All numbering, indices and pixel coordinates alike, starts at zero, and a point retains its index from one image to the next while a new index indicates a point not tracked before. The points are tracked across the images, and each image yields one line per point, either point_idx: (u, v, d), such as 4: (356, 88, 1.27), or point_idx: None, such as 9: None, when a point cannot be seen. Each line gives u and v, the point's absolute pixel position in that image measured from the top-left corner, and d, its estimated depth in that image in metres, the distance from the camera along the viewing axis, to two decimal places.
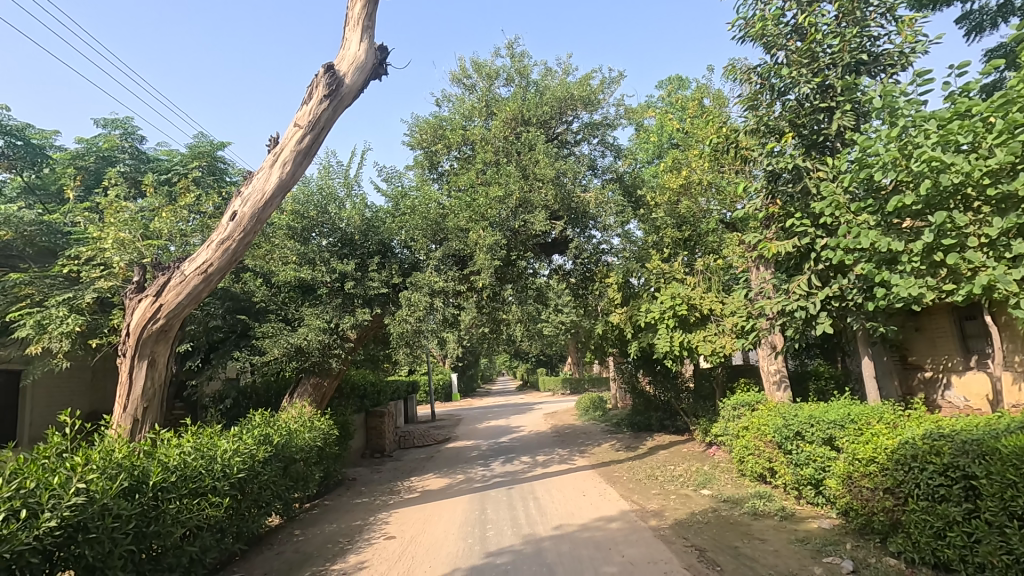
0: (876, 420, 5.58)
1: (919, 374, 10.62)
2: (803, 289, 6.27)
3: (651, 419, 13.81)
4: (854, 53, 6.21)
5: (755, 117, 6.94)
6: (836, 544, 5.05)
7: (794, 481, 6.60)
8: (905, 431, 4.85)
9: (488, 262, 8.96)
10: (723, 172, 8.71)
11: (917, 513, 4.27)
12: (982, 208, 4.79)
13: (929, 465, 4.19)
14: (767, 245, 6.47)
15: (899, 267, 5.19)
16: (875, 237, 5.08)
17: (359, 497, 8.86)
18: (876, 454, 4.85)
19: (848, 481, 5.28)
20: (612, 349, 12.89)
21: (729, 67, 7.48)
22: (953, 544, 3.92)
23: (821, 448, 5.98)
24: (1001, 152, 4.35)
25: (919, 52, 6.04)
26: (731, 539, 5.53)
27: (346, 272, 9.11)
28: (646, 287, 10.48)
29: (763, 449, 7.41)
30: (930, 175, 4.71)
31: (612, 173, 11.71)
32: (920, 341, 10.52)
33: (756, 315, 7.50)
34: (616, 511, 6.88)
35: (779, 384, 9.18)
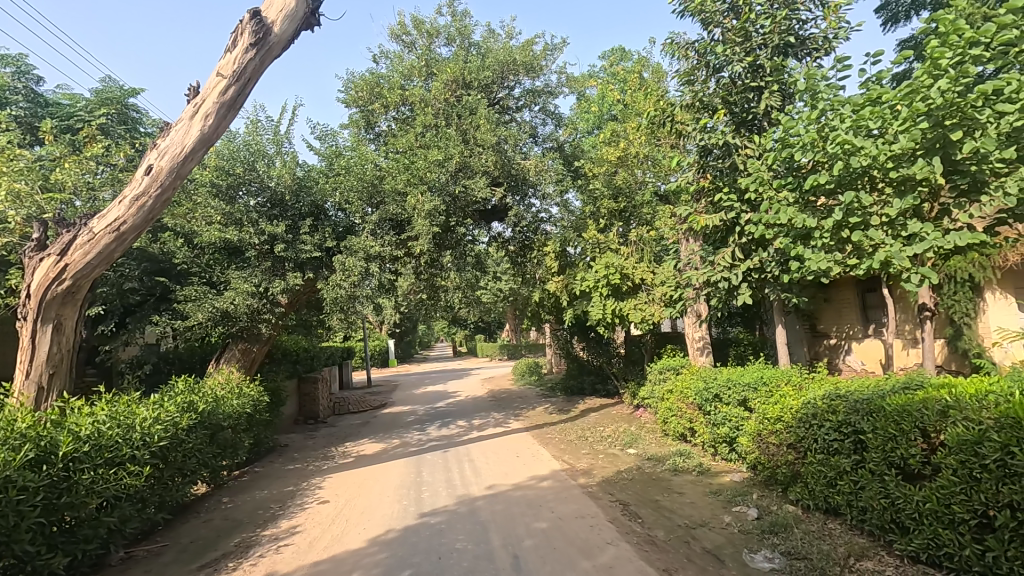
0: (785, 381, 6.08)
1: (825, 341, 11.62)
2: (727, 261, 6.68)
3: (584, 382, 14.34)
4: (783, 35, 6.48)
5: (691, 92, 7.17)
6: (744, 494, 5.53)
7: (711, 439, 7.13)
8: (808, 393, 5.32)
9: (427, 228, 8.86)
10: (659, 145, 9.10)
11: (814, 465, 4.75)
12: (885, 189, 5.15)
13: (827, 422, 4.64)
14: (697, 219, 6.81)
15: (812, 243, 5.57)
16: (792, 214, 5.46)
17: (292, 463, 8.75)
18: (783, 414, 5.31)
19: (758, 438, 5.77)
20: (548, 316, 13.18)
21: (668, 41, 7.60)
22: (842, 491, 4.41)
23: (736, 408, 6.47)
24: (904, 139, 4.69)
25: (841, 39, 6.38)
26: (653, 494, 5.93)
27: (276, 234, 8.72)
28: (583, 256, 10.77)
29: (685, 410, 7.91)
30: (842, 157, 5.07)
31: (553, 142, 11.77)
32: (828, 311, 11.48)
33: (684, 285, 7.92)
34: (548, 471, 7.18)
35: (702, 350, 9.72)
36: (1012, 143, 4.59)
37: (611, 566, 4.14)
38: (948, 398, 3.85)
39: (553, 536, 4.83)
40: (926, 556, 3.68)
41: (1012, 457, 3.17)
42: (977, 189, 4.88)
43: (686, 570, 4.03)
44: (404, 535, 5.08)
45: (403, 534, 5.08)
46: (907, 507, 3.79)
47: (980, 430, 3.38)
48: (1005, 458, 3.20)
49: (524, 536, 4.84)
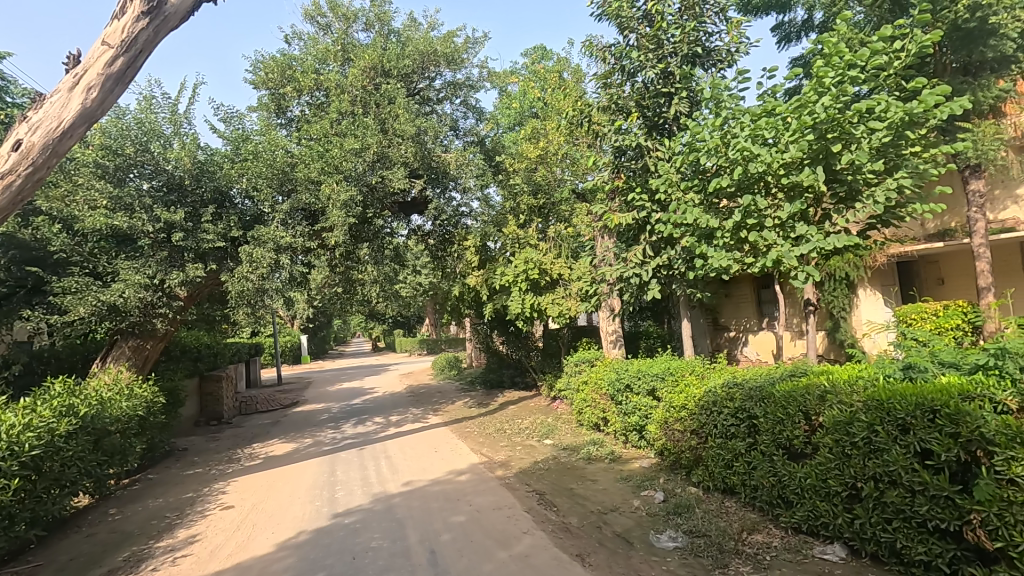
0: (689, 371, 6.49)
1: (726, 334, 12.54)
2: (639, 258, 7.02)
3: (503, 376, 14.49)
4: (691, 45, 6.87)
5: (608, 94, 7.43)
6: (652, 479, 5.85)
7: (622, 427, 7.47)
8: (709, 382, 5.71)
9: (342, 219, 8.57)
10: (577, 144, 9.36)
11: (714, 449, 5.12)
12: (778, 194, 5.61)
13: (725, 409, 5.01)
14: (611, 217, 7.11)
15: (714, 242, 5.97)
16: (697, 215, 5.84)
17: (191, 468, 8.14)
18: (687, 402, 5.68)
19: (664, 425, 6.11)
20: (468, 310, 13.19)
21: (586, 43, 7.82)
22: (738, 472, 4.79)
23: (645, 398, 6.82)
24: (794, 148, 5.14)
25: (742, 52, 6.87)
26: (567, 482, 6.13)
27: (173, 221, 8.04)
28: (502, 251, 10.87)
29: (598, 401, 8.22)
30: (742, 163, 5.48)
31: (474, 136, 11.72)
32: (728, 306, 12.38)
33: (599, 280, 8.24)
34: (465, 465, 7.20)
35: (615, 342, 10.12)
36: (880, 157, 5.17)
37: (527, 555, 4.23)
38: (826, 384, 4.28)
39: (470, 529, 4.85)
40: (807, 527, 4.09)
41: (876, 435, 3.59)
42: (852, 197, 5.43)
43: (597, 554, 4.20)
44: (316, 537, 4.90)
45: (315, 536, 4.90)
46: (791, 483, 4.20)
47: (851, 412, 3.80)
48: (871, 435, 3.62)
49: (441, 531, 4.84)
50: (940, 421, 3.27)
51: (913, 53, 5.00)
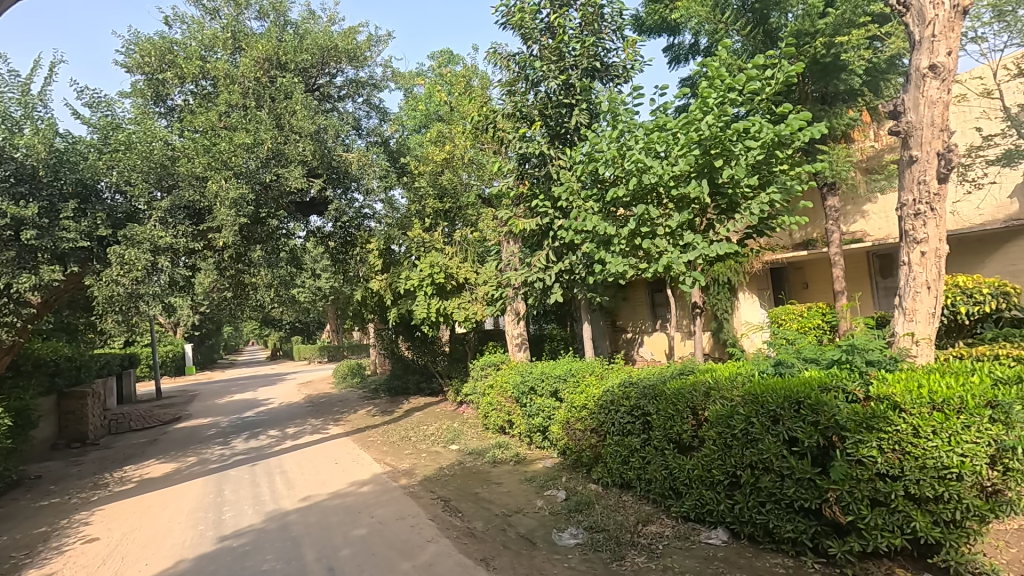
0: (589, 372, 6.74)
1: (624, 335, 13.21)
2: (542, 262, 7.22)
3: (408, 382, 14.20)
4: (591, 59, 7.18)
5: (513, 102, 7.56)
6: (555, 478, 6.00)
7: (526, 429, 7.60)
8: (608, 382, 5.97)
9: (231, 218, 7.97)
10: (483, 150, 9.43)
11: (612, 446, 5.36)
12: (668, 205, 6.01)
13: (622, 407, 5.25)
14: (515, 223, 7.24)
15: (612, 248, 6.27)
16: (596, 222, 6.11)
17: (46, 498, 7.14)
18: (587, 402, 5.89)
19: (566, 426, 6.30)
20: (371, 315, 12.79)
21: (491, 50, 7.91)
22: (634, 467, 5.05)
23: (548, 400, 6.99)
24: (682, 162, 5.54)
25: (636, 70, 7.28)
26: (473, 487, 6.12)
27: (24, 217, 7.03)
28: (407, 255, 10.67)
29: (503, 404, 8.31)
30: (637, 174, 5.81)
31: (378, 136, 11.39)
32: (626, 308, 13.06)
33: (504, 284, 8.34)
34: (368, 475, 6.96)
35: (520, 345, 10.27)
36: (756, 173, 5.70)
37: (431, 564, 4.16)
38: (710, 381, 4.62)
39: (371, 542, 4.69)
40: (694, 515, 4.39)
41: (753, 426, 3.92)
42: (732, 209, 5.93)
43: (501, 557, 4.23)
44: (198, 564, 4.49)
45: (197, 564, 4.49)
46: (681, 474, 4.49)
47: (731, 406, 4.12)
48: (748, 427, 3.96)
49: (340, 546, 4.62)
50: (804, 411, 3.65)
51: (782, 81, 5.57)
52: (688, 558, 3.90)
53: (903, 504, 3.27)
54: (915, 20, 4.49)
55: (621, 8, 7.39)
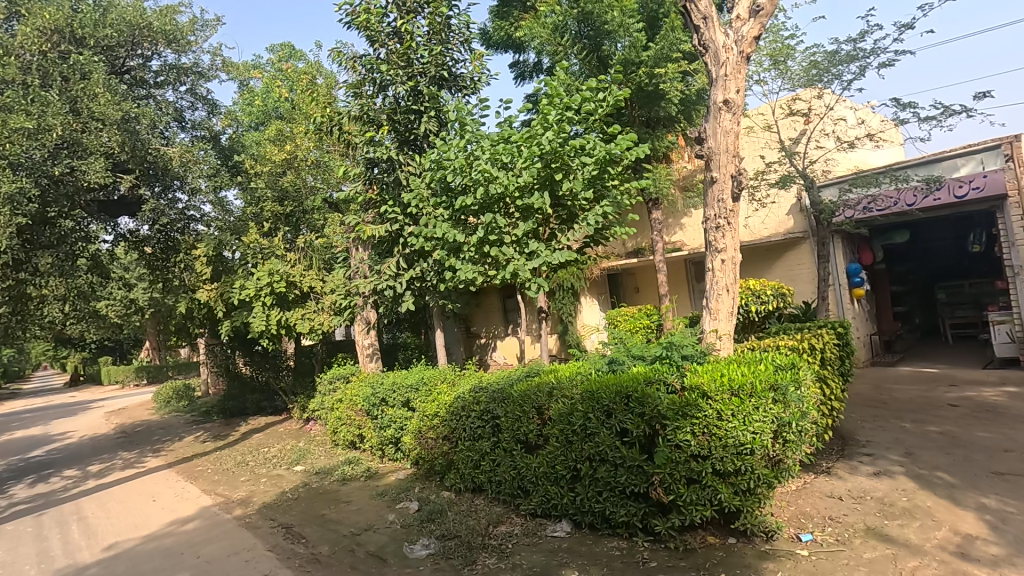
0: (441, 380, 6.71)
1: (478, 341, 13.47)
2: (392, 270, 7.08)
3: (247, 402, 12.91)
4: (439, 68, 7.23)
5: (359, 104, 7.31)
6: (407, 490, 5.86)
7: (378, 442, 7.34)
8: (459, 388, 6.02)
9: (7, 218, 6.60)
10: (329, 152, 8.97)
11: (464, 452, 5.40)
12: (514, 214, 6.24)
13: (472, 412, 5.33)
14: (363, 229, 6.99)
15: (461, 255, 6.34)
16: (446, 230, 6.16)
17: None
18: (439, 410, 5.88)
19: (418, 435, 6.23)
20: (199, 330, 11.44)
21: (335, 49, 7.59)
22: (484, 470, 5.14)
23: (400, 410, 6.83)
24: (526, 173, 5.79)
25: (483, 82, 7.49)
26: (319, 509, 5.74)
27: None
28: (242, 262, 9.70)
29: (353, 418, 7.94)
30: (484, 183, 5.96)
31: (206, 131, 10.07)
32: (479, 315, 13.34)
33: (353, 292, 8.01)
34: (194, 510, 6.18)
35: (372, 356, 9.91)
36: (591, 187, 6.17)
37: None
38: (553, 381, 4.87)
39: None
40: (541, 510, 4.59)
41: (589, 421, 4.22)
42: (572, 219, 6.34)
43: None
44: None
45: None
46: (528, 473, 4.68)
47: (571, 403, 4.40)
48: (585, 422, 4.25)
49: None
50: (632, 404, 4.01)
51: (612, 104, 6.12)
52: (536, 553, 4.06)
53: (711, 480, 3.74)
54: (712, 61, 5.23)
55: (468, 21, 7.54)
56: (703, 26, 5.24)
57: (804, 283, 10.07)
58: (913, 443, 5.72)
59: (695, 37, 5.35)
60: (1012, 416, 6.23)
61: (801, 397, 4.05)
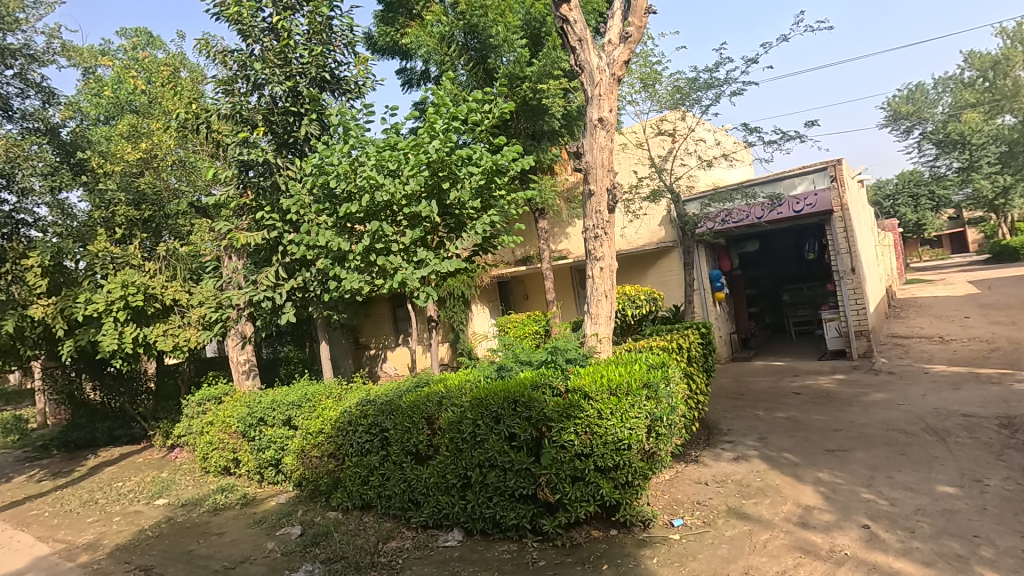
0: (326, 396, 6.38)
1: (366, 352, 13.04)
2: (271, 280, 6.64)
3: (97, 431, 11.38)
4: (320, 69, 6.94)
5: (230, 102, 6.80)
6: (289, 514, 5.50)
7: (255, 465, 6.82)
8: (345, 402, 5.78)
9: None
10: (197, 152, 8.24)
11: (351, 468, 5.20)
12: (402, 222, 6.16)
13: (359, 426, 5.15)
14: (236, 236, 6.49)
15: (346, 264, 6.11)
16: (329, 237, 5.91)
17: None
18: (323, 426, 5.61)
19: (301, 454, 5.89)
20: (33, 351, 9.91)
21: (201, 40, 7.00)
22: (373, 486, 4.97)
23: (280, 429, 6.40)
24: (413, 181, 5.73)
25: (368, 87, 7.31)
26: (185, 545, 5.21)
27: None
28: (88, 273, 8.50)
29: (226, 441, 7.29)
30: (369, 191, 5.82)
31: (40, 122, 8.64)
32: (367, 325, 12.94)
33: (225, 305, 7.41)
34: (25, 562, 5.31)
35: (248, 373, 9.20)
36: (479, 196, 6.25)
37: None
38: (442, 389, 4.85)
39: None
40: (433, 521, 4.55)
41: (479, 428, 4.27)
42: (460, 228, 6.37)
43: None
44: None
45: None
46: (418, 485, 4.61)
47: (460, 411, 4.42)
48: (475, 429, 4.29)
49: None
50: (519, 408, 4.13)
51: (498, 116, 6.26)
52: (427, 566, 4.01)
53: (593, 476, 3.95)
54: (587, 81, 5.57)
55: (351, 23, 7.33)
56: (578, 47, 5.56)
57: (674, 288, 10.98)
58: (765, 429, 6.44)
59: (572, 57, 5.66)
60: (841, 400, 7.25)
61: (670, 393, 4.41)
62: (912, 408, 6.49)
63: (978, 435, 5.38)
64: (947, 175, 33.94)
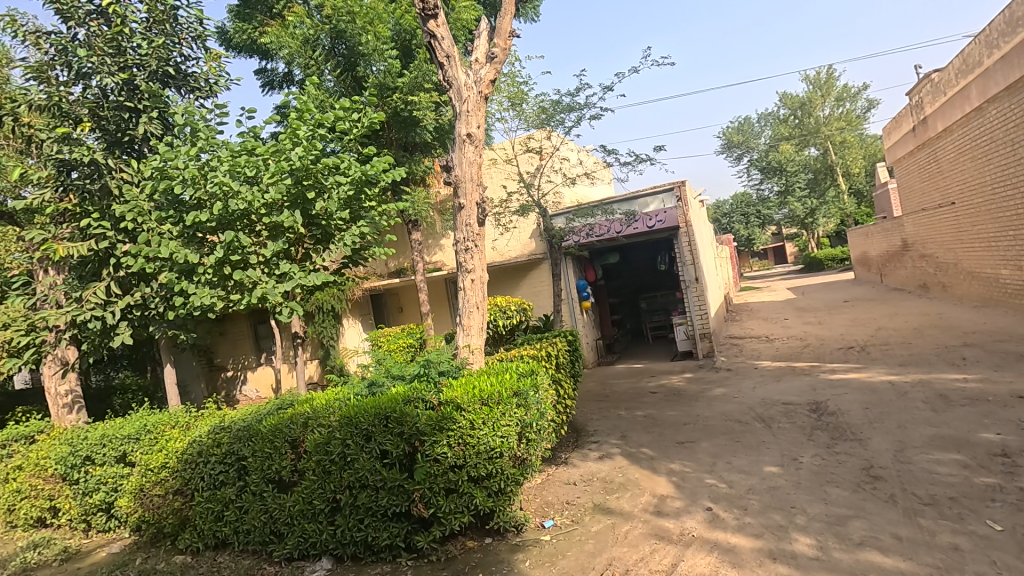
0: (171, 425, 5.69)
1: (223, 374, 11.89)
2: (100, 297, 5.80)
3: None
4: (162, 62, 6.26)
5: (45, 91, 5.87)
6: (124, 565, 4.80)
7: (80, 513, 5.86)
8: (195, 431, 5.21)
9: None
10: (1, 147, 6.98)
11: (202, 504, 4.68)
12: (261, 233, 5.75)
13: (212, 457, 4.67)
14: (52, 246, 5.58)
15: (195, 278, 5.54)
16: (174, 248, 5.31)
17: None
18: (168, 460, 4.99)
19: (140, 494, 5.18)
20: None
21: (6, 17, 5.98)
22: (229, 521, 4.52)
23: (113, 468, 5.58)
24: (273, 189, 5.38)
25: (221, 86, 6.75)
26: None
27: None
28: None
29: (40, 488, 6.18)
30: (222, 198, 5.35)
31: None
32: (224, 345, 11.82)
33: (39, 327, 6.34)
34: None
35: (70, 406, 7.90)
36: (347, 207, 6.03)
37: None
38: (308, 410, 4.58)
39: None
40: (298, 552, 4.26)
41: (348, 447, 4.09)
42: (327, 239, 6.08)
43: None
44: None
45: None
46: (281, 514, 4.28)
47: (328, 432, 4.20)
48: (344, 449, 4.10)
49: None
50: (391, 424, 4.03)
51: (367, 126, 6.10)
52: None
53: (467, 487, 3.98)
54: (455, 96, 5.67)
55: (200, 16, 6.75)
56: (446, 63, 5.65)
57: (544, 298, 11.47)
58: (626, 427, 6.96)
59: (440, 72, 5.72)
60: (689, 397, 8.07)
61: (539, 399, 4.59)
62: (745, 400, 7.43)
63: (794, 419, 6.30)
64: (770, 197, 39.52)
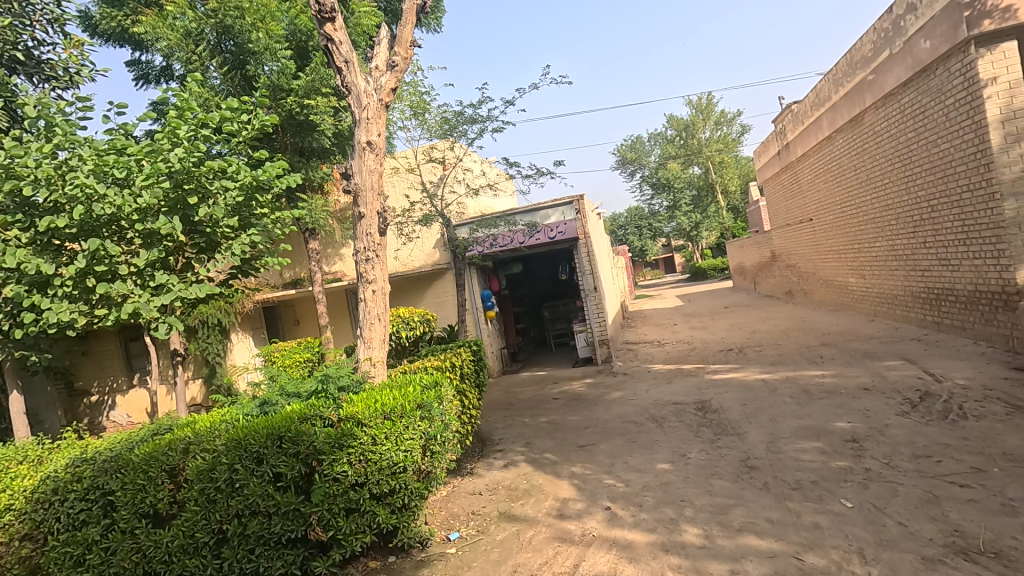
0: (18, 460, 4.93)
1: (85, 400, 10.55)
2: None
3: None
4: (8, 46, 5.55)
5: None
6: None
7: None
8: (49, 465, 4.54)
9: None
10: None
11: (55, 550, 4.03)
12: (133, 241, 5.21)
13: (70, 493, 4.09)
14: None
15: (50, 291, 4.90)
16: (22, 257, 4.64)
17: None
18: (11, 500, 4.26)
19: None
20: None
21: None
22: (91, 566, 3.96)
23: None
24: (147, 194, 4.90)
25: (83, 76, 6.10)
26: None
27: None
28: None
29: None
30: (83, 201, 4.79)
31: None
32: (87, 366, 10.47)
33: None
34: None
35: None
36: (235, 214, 5.60)
37: None
38: (189, 435, 4.19)
39: None
40: None
41: (236, 473, 3.79)
42: (212, 248, 5.62)
43: None
44: None
45: None
46: (156, 553, 3.83)
47: (212, 457, 3.87)
48: (232, 475, 3.79)
49: None
50: (285, 445, 3.80)
51: (258, 128, 5.72)
52: None
53: (368, 505, 3.85)
54: (354, 103, 5.53)
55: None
56: (345, 68, 5.49)
57: (448, 308, 11.44)
58: (529, 434, 7.10)
59: (338, 77, 5.55)
60: (589, 401, 8.40)
61: (443, 411, 4.55)
62: (640, 402, 7.88)
63: (683, 418, 6.78)
64: (659, 211, 42.40)
